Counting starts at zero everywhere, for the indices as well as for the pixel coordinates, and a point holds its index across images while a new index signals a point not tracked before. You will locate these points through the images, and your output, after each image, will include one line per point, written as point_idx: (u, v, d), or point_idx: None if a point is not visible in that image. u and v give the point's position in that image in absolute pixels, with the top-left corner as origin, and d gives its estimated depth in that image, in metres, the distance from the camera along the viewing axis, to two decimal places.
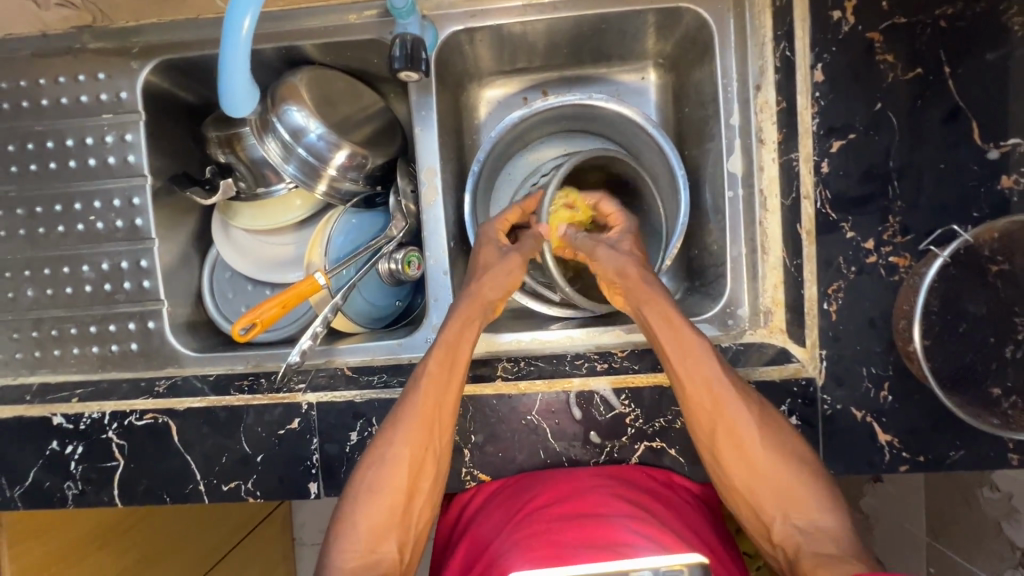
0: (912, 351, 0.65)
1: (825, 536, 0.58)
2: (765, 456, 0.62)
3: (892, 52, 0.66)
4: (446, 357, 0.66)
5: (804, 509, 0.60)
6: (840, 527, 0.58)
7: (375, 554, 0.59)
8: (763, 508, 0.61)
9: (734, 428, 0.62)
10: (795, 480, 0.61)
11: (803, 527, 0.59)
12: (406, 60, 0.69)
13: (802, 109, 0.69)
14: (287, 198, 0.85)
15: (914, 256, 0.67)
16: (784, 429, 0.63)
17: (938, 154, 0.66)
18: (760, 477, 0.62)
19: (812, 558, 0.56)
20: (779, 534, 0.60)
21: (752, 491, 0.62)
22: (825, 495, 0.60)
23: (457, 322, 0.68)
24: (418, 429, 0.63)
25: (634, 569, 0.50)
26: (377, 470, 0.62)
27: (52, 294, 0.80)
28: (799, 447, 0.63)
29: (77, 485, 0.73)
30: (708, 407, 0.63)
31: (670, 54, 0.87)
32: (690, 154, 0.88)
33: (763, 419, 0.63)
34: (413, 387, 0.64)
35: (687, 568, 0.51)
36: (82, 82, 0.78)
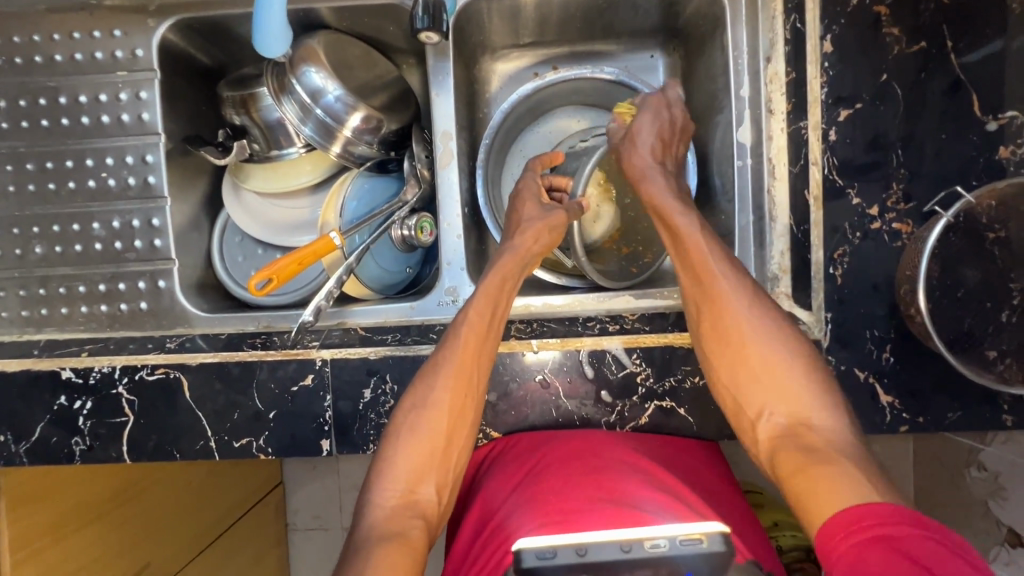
0: (913, 312, 0.67)
1: (811, 429, 0.60)
2: (761, 348, 0.64)
3: (899, 25, 0.69)
4: (487, 309, 0.68)
5: (793, 405, 0.62)
6: (830, 425, 0.60)
7: (415, 494, 0.62)
8: (751, 404, 0.64)
9: (729, 319, 0.65)
10: (787, 378, 0.63)
11: (793, 425, 0.61)
12: (429, 21, 0.70)
13: (811, 79, 0.71)
14: (298, 161, 0.85)
15: (917, 222, 0.69)
16: (786, 330, 0.65)
17: (940, 125, 0.68)
18: (760, 375, 0.64)
19: (796, 449, 0.59)
20: (767, 428, 0.63)
21: (741, 382, 0.65)
22: (819, 396, 0.62)
23: (496, 276, 0.70)
24: (459, 376, 0.64)
25: (650, 538, 0.52)
26: (418, 412, 0.64)
27: (61, 251, 0.80)
28: (800, 347, 0.64)
29: (85, 440, 0.72)
30: (705, 295, 0.67)
31: (680, 32, 0.89)
32: (698, 131, 0.90)
33: (760, 313, 0.65)
34: (455, 334, 0.66)
35: (706, 538, 0.51)
36: (97, 38, 0.78)
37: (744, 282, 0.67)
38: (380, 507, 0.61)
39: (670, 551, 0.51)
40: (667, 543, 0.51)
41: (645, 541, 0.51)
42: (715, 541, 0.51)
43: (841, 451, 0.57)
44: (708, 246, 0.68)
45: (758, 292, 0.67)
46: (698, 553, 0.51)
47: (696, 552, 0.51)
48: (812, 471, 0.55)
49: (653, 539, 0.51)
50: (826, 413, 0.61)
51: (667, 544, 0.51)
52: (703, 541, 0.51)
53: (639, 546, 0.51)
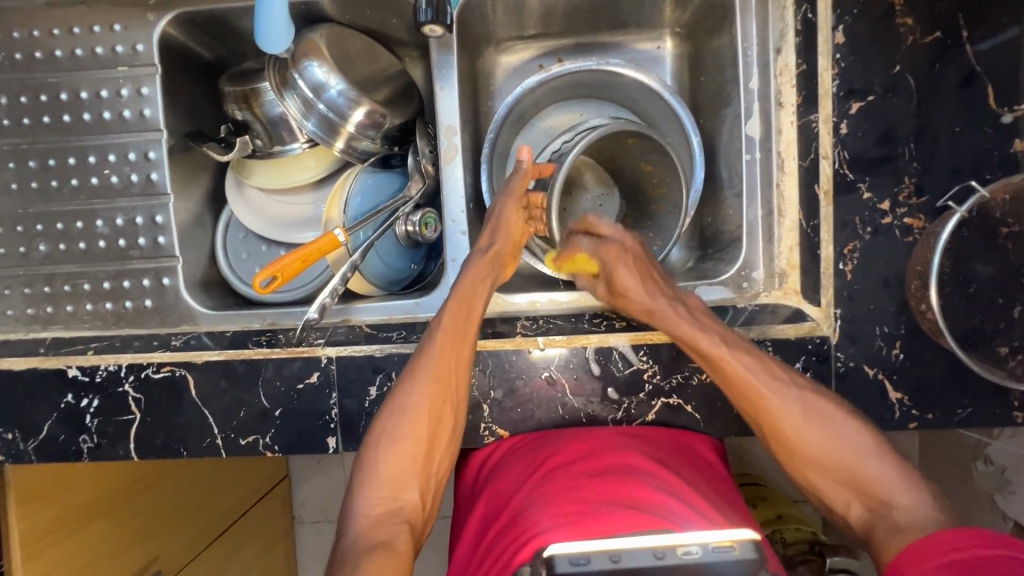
0: (924, 308, 0.66)
1: (896, 510, 0.58)
2: (825, 447, 0.62)
3: (913, 15, 0.67)
4: (460, 310, 0.68)
5: (874, 494, 0.60)
6: (914, 503, 0.58)
7: (397, 501, 0.62)
8: (834, 496, 0.62)
9: (784, 426, 0.63)
10: (861, 468, 0.61)
11: (874, 506, 0.59)
12: (432, 14, 0.70)
13: (822, 71, 0.70)
14: (302, 157, 0.84)
15: (929, 217, 0.68)
16: (841, 421, 0.63)
17: (954, 117, 0.67)
18: (826, 466, 0.62)
19: (887, 533, 0.57)
20: (857, 520, 0.61)
21: (816, 480, 0.63)
22: (897, 477, 0.59)
23: (469, 279, 0.70)
24: (436, 382, 0.65)
25: (682, 544, 0.47)
26: (395, 421, 0.64)
27: (65, 249, 0.80)
28: (862, 435, 0.62)
29: (92, 438, 0.73)
30: (753, 409, 0.65)
31: (687, 23, 0.88)
32: (705, 124, 0.89)
33: (812, 411, 0.63)
34: (430, 339, 0.66)
35: (737, 544, 0.47)
36: (97, 33, 0.78)
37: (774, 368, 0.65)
38: (363, 517, 0.60)
39: (704, 559, 0.46)
40: (700, 549, 0.47)
41: (677, 548, 0.47)
42: (747, 548, 0.47)
43: (921, 523, 0.55)
44: (750, 355, 0.65)
45: (804, 387, 0.65)
46: (733, 561, 0.46)
47: (731, 559, 0.46)
48: (903, 538, 0.55)
49: (685, 546, 0.47)
50: (908, 492, 0.59)
51: (699, 551, 0.47)
52: (734, 549, 0.47)
53: (671, 552, 0.46)
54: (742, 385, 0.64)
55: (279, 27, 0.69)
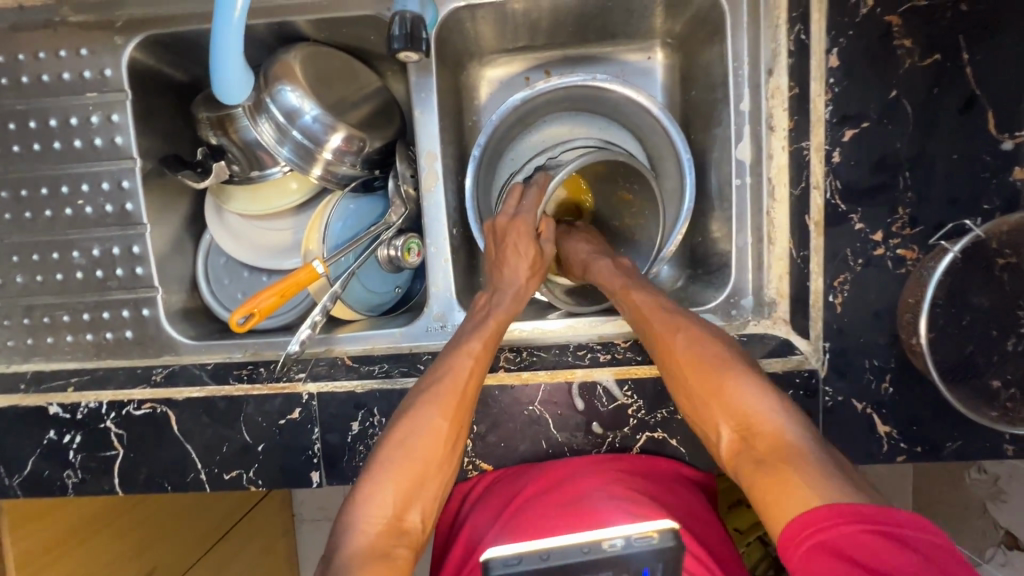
0: (914, 344, 0.65)
1: (763, 436, 0.55)
2: (701, 364, 0.61)
3: (912, 36, 0.64)
4: (486, 340, 0.68)
5: (742, 415, 0.57)
6: (783, 426, 0.55)
7: (401, 523, 0.58)
8: (708, 422, 0.60)
9: (670, 342, 0.64)
10: (731, 389, 0.59)
11: (741, 433, 0.57)
12: (406, 40, 0.67)
13: (815, 96, 0.67)
14: (283, 181, 0.82)
15: (922, 249, 0.66)
16: (727, 347, 0.63)
17: (952, 144, 0.64)
18: (700, 389, 0.61)
19: (757, 463, 0.53)
20: (729, 447, 0.58)
21: (694, 406, 0.61)
22: (765, 398, 0.57)
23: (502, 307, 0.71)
24: (457, 401, 0.64)
25: (606, 538, 0.48)
26: (411, 438, 0.62)
27: (42, 281, 0.78)
28: (733, 359, 0.62)
29: (76, 473, 0.73)
30: (644, 327, 0.67)
31: (679, 34, 0.84)
32: (696, 139, 0.86)
33: (698, 332, 0.64)
34: (457, 358, 0.66)
35: (658, 533, 0.48)
36: (63, 58, 0.75)
37: (678, 309, 0.68)
38: (361, 533, 0.56)
39: (625, 550, 0.47)
40: (623, 542, 0.47)
41: (603, 542, 0.47)
42: (667, 537, 0.47)
43: (793, 454, 0.52)
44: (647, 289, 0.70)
45: (695, 316, 0.67)
46: (652, 551, 0.47)
47: (649, 550, 0.46)
48: (769, 472, 0.52)
49: (610, 540, 0.47)
50: (776, 412, 0.56)
51: (622, 542, 0.47)
52: (654, 537, 0.47)
53: (596, 547, 0.47)
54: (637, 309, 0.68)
55: (238, 87, 0.65)
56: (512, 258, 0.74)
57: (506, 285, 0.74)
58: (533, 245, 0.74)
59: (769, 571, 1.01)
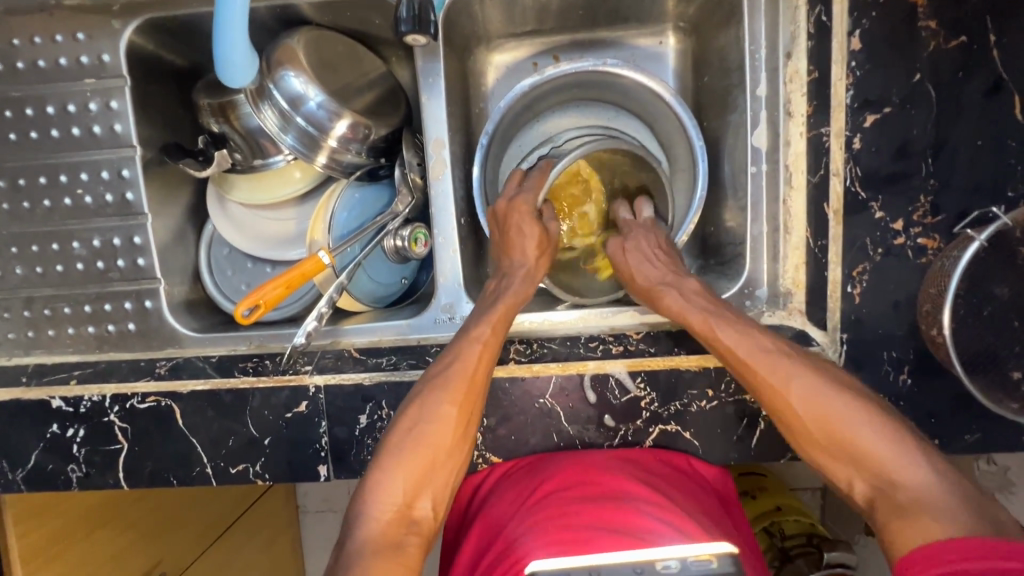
0: (935, 335, 0.63)
1: (904, 489, 0.52)
2: (821, 409, 0.57)
3: (937, 17, 0.61)
4: (495, 325, 0.66)
5: (879, 465, 0.54)
6: (926, 478, 0.51)
7: (412, 511, 0.58)
8: (837, 471, 0.57)
9: (782, 390, 0.59)
10: (861, 437, 0.55)
11: (884, 483, 0.53)
12: (414, 22, 0.66)
13: (835, 80, 0.65)
14: (286, 170, 0.80)
15: (944, 238, 0.64)
16: (840, 389, 0.58)
17: (976, 129, 0.62)
18: (827, 439, 0.57)
19: (897, 514, 0.51)
20: (863, 497, 0.55)
21: (819, 455, 0.58)
22: (902, 448, 0.54)
23: (510, 294, 0.69)
24: (466, 389, 0.62)
25: (659, 559, 0.50)
26: (421, 424, 0.61)
27: (42, 272, 0.77)
28: (853, 402, 0.57)
29: (80, 467, 0.72)
30: (749, 373, 0.61)
31: (692, 17, 0.82)
32: (709, 125, 0.84)
33: (811, 374, 0.59)
34: (467, 345, 0.64)
35: (715, 558, 0.51)
36: (59, 43, 0.73)
37: (778, 342, 0.62)
38: (372, 522, 0.56)
39: (682, 572, 0.49)
40: (678, 564, 0.50)
41: (656, 564, 0.50)
42: (725, 562, 0.51)
43: (945, 507, 0.49)
44: (738, 327, 0.63)
45: (801, 355, 0.61)
46: (709, 574, 0.50)
47: (707, 572, 0.49)
48: (908, 524, 0.50)
49: (663, 561, 0.50)
50: (919, 463, 0.53)
51: (677, 564, 0.50)
52: (712, 562, 0.50)
53: (649, 567, 0.50)
54: (739, 353, 0.62)
55: (241, 70, 0.64)
56: (517, 241, 0.72)
57: (515, 269, 0.72)
58: (536, 226, 0.72)
59: (774, 562, 0.97)
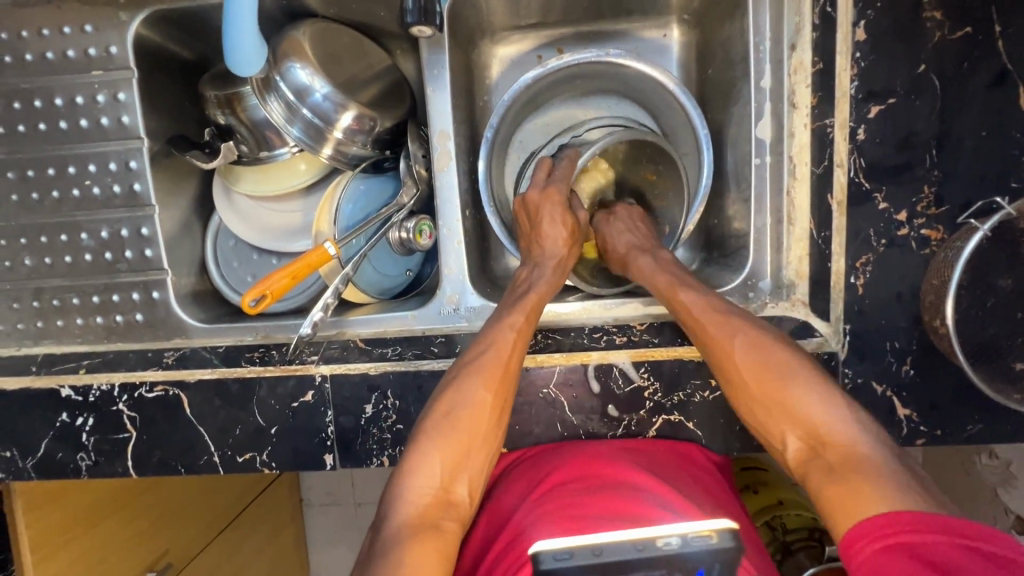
0: (937, 325, 0.63)
1: (833, 446, 0.55)
2: (765, 371, 0.60)
3: (942, 8, 0.62)
4: (528, 315, 0.67)
5: (809, 423, 0.57)
6: (854, 436, 0.55)
7: (448, 495, 0.59)
8: (776, 430, 0.59)
9: (726, 347, 0.62)
10: (799, 397, 0.58)
11: (816, 442, 0.56)
12: (420, 14, 0.66)
13: (840, 71, 0.65)
14: (291, 162, 0.80)
15: (948, 229, 0.65)
16: (786, 351, 0.61)
17: (981, 120, 0.62)
18: (774, 398, 0.59)
19: (825, 474, 0.54)
20: (796, 454, 0.58)
21: (759, 414, 0.61)
22: (834, 407, 0.57)
23: (543, 284, 0.70)
24: (500, 376, 0.63)
25: (660, 535, 0.44)
26: (457, 409, 0.61)
27: (51, 263, 0.78)
28: (799, 364, 0.60)
29: (90, 456, 0.73)
30: (700, 334, 0.65)
31: (696, 9, 0.82)
32: (713, 118, 0.84)
33: (757, 336, 0.63)
34: (501, 333, 0.65)
35: (716, 533, 0.43)
36: (67, 35, 0.73)
37: (729, 306, 0.66)
38: (409, 503, 0.57)
39: (683, 549, 0.42)
40: (679, 540, 0.43)
41: (657, 540, 0.43)
42: (726, 538, 0.43)
43: (870, 468, 0.52)
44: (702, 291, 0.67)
45: (753, 322, 0.64)
46: (710, 552, 0.42)
47: (709, 549, 0.42)
48: (843, 484, 0.52)
49: (664, 537, 0.43)
50: (853, 426, 0.56)
51: (677, 541, 0.43)
52: (713, 538, 0.43)
53: (650, 545, 0.43)
54: (687, 312, 0.66)
55: (250, 60, 0.64)
56: (541, 224, 0.74)
57: (545, 259, 0.73)
58: (567, 217, 0.74)
59: (777, 555, 0.97)
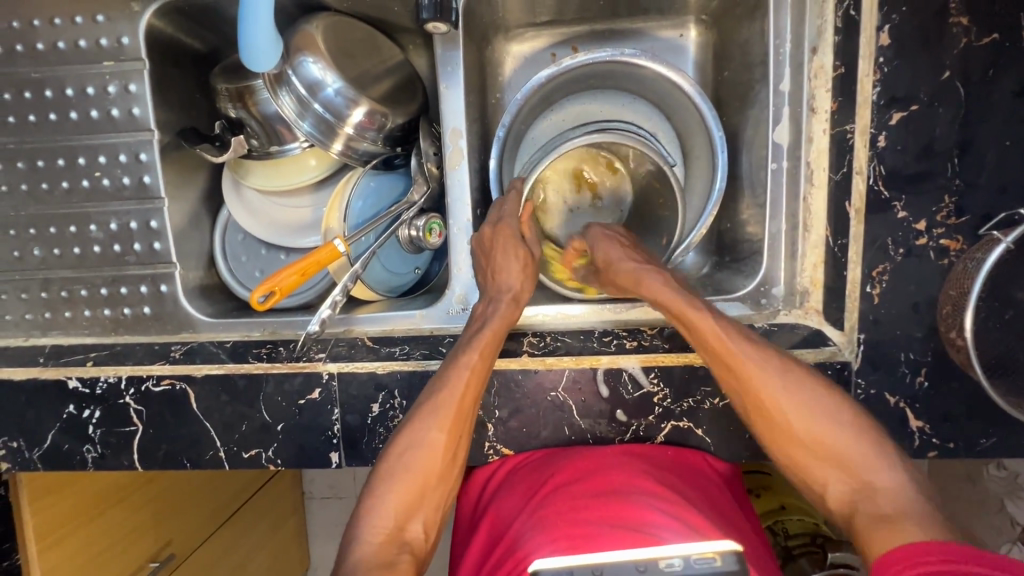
0: (954, 337, 0.62)
1: (878, 491, 0.56)
2: (805, 418, 0.59)
3: (969, 13, 0.60)
4: (482, 352, 0.65)
5: (853, 470, 0.58)
6: (899, 484, 0.56)
7: (403, 532, 0.58)
8: (813, 474, 0.60)
9: (764, 393, 0.61)
10: (839, 443, 0.58)
11: (858, 489, 0.57)
12: (436, 10, 0.65)
13: (862, 76, 0.64)
14: (302, 157, 0.80)
15: (968, 240, 0.63)
16: (822, 394, 0.60)
17: (1006, 130, 0.61)
18: (812, 444, 0.59)
19: (869, 521, 0.54)
20: (836, 498, 0.58)
21: (797, 459, 0.60)
22: (877, 455, 0.58)
23: (498, 317, 0.67)
24: (452, 417, 0.62)
25: (663, 556, 0.49)
26: (410, 450, 0.61)
27: (59, 254, 0.77)
28: (836, 406, 0.60)
29: (96, 448, 0.72)
30: (732, 372, 0.62)
31: (715, 10, 0.81)
32: (729, 120, 0.83)
33: (793, 378, 0.61)
34: (455, 374, 0.63)
35: (720, 556, 0.49)
36: (79, 25, 0.73)
37: (759, 339, 0.64)
38: (365, 544, 0.57)
39: (685, 571, 0.48)
40: (682, 561, 0.48)
41: (659, 562, 0.48)
42: (729, 560, 0.49)
43: (907, 513, 0.53)
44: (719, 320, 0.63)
45: (788, 359, 0.62)
46: (714, 571, 0.48)
47: (711, 570, 0.48)
48: (883, 533, 0.52)
49: (667, 559, 0.48)
50: (888, 469, 0.57)
51: (680, 563, 0.48)
52: (717, 560, 0.48)
53: (652, 566, 0.48)
54: (722, 351, 0.62)
55: (264, 54, 0.63)
56: (495, 264, 0.71)
57: (500, 292, 0.70)
58: (521, 250, 0.71)
59: (779, 559, 0.97)
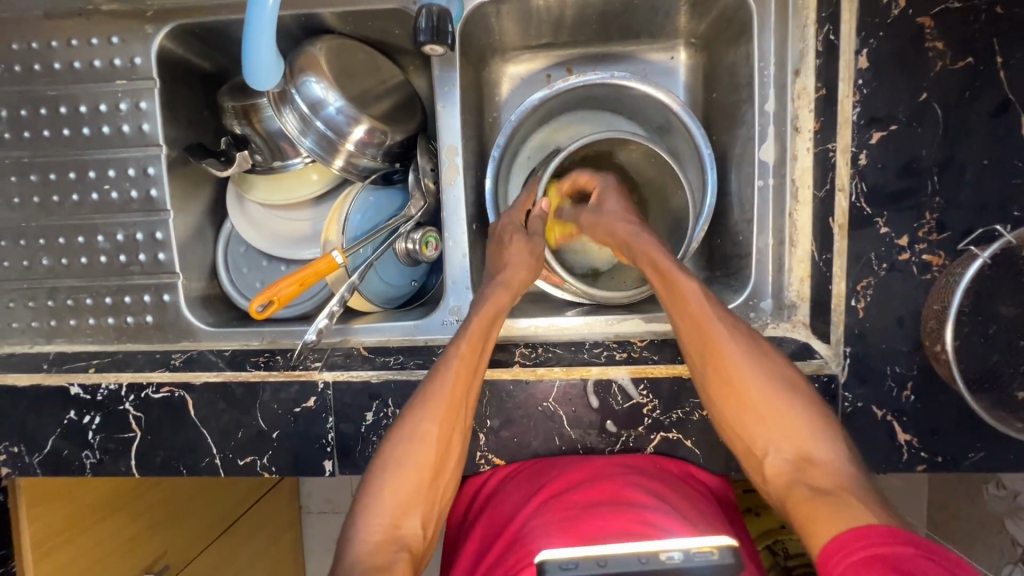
0: (938, 351, 0.63)
1: (819, 465, 0.55)
2: (759, 387, 0.60)
3: (944, 37, 0.62)
4: (473, 342, 0.65)
5: (797, 441, 0.57)
6: (838, 460, 0.55)
7: (399, 528, 0.59)
8: (755, 442, 0.59)
9: (724, 360, 0.61)
10: (788, 411, 0.59)
11: (797, 459, 0.56)
12: (432, 33, 0.67)
13: (842, 97, 0.66)
14: (304, 172, 0.82)
15: (949, 255, 0.65)
16: (771, 363, 0.61)
17: (983, 149, 0.62)
18: (752, 408, 0.60)
19: (806, 492, 0.53)
20: (776, 466, 0.58)
21: (745, 423, 0.60)
22: (823, 427, 0.58)
23: (486, 308, 0.68)
24: (446, 408, 0.62)
25: (663, 550, 0.46)
26: (403, 447, 0.61)
27: (67, 263, 0.80)
28: (787, 376, 0.61)
29: (94, 454, 0.74)
30: (695, 334, 0.63)
31: (704, 34, 0.84)
32: (718, 138, 0.85)
33: (749, 348, 0.62)
34: (445, 369, 0.64)
35: (717, 550, 0.46)
36: (95, 46, 0.77)
37: (722, 306, 0.65)
38: (361, 542, 0.57)
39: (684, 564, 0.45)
40: (681, 555, 0.46)
41: (660, 554, 0.46)
42: (727, 554, 0.46)
43: (848, 487, 0.52)
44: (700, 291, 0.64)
45: (750, 333, 0.64)
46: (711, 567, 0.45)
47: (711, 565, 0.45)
48: (821, 501, 0.51)
49: (667, 552, 0.46)
50: (832, 445, 0.56)
51: (680, 556, 0.46)
52: (715, 554, 0.46)
53: (654, 558, 0.46)
54: (689, 322, 0.64)
55: (265, 73, 0.66)
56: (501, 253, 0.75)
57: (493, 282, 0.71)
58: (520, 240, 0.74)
59: None
